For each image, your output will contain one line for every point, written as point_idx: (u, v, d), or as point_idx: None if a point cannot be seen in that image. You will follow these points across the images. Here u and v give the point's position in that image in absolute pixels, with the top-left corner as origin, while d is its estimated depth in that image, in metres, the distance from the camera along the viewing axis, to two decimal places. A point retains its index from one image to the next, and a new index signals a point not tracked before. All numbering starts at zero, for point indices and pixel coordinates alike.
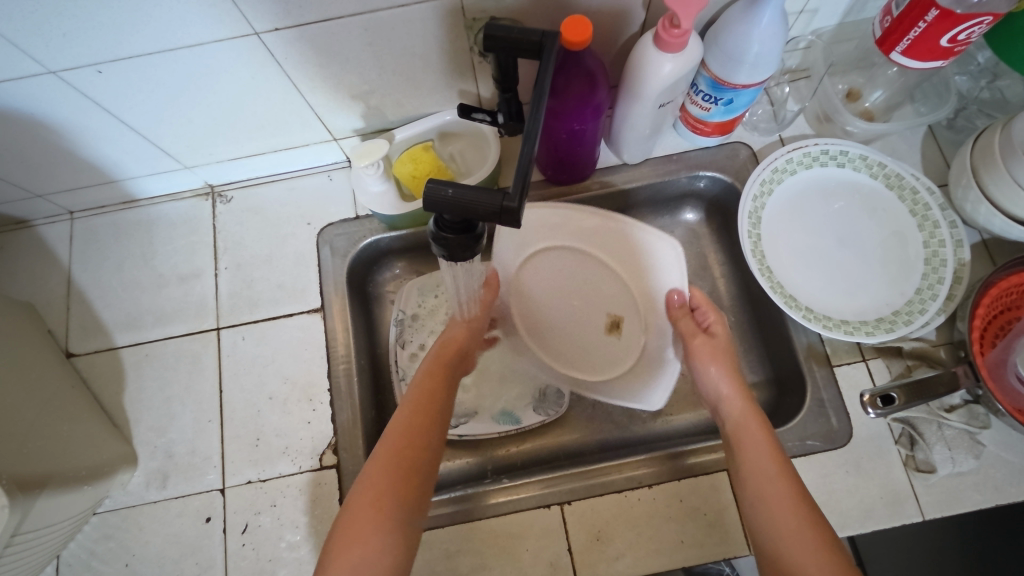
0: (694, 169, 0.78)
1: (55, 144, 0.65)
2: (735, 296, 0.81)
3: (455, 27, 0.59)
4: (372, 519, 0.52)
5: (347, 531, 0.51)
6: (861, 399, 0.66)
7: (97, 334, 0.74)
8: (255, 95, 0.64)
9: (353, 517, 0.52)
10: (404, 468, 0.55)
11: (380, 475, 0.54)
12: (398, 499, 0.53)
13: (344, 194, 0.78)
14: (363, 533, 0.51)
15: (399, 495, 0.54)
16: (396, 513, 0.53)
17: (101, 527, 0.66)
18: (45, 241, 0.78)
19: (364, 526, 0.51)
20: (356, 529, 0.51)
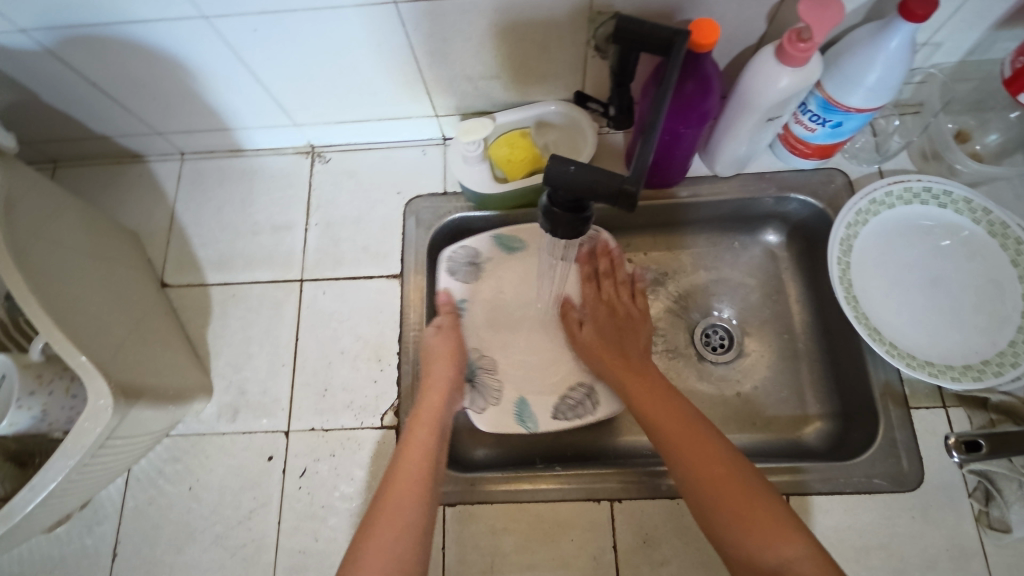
0: (786, 190, 0.77)
1: (186, 86, 0.70)
2: (808, 324, 0.79)
3: (578, 19, 0.61)
4: (390, 532, 0.52)
5: (364, 549, 0.51)
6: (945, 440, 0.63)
7: (192, 269, 0.78)
8: (374, 62, 0.67)
9: (374, 535, 0.52)
10: (415, 482, 0.56)
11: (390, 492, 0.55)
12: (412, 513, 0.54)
13: (436, 168, 0.81)
14: (382, 545, 0.51)
15: (411, 512, 0.54)
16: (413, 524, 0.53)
17: (171, 449, 0.70)
18: (155, 177, 0.83)
19: (385, 538, 0.52)
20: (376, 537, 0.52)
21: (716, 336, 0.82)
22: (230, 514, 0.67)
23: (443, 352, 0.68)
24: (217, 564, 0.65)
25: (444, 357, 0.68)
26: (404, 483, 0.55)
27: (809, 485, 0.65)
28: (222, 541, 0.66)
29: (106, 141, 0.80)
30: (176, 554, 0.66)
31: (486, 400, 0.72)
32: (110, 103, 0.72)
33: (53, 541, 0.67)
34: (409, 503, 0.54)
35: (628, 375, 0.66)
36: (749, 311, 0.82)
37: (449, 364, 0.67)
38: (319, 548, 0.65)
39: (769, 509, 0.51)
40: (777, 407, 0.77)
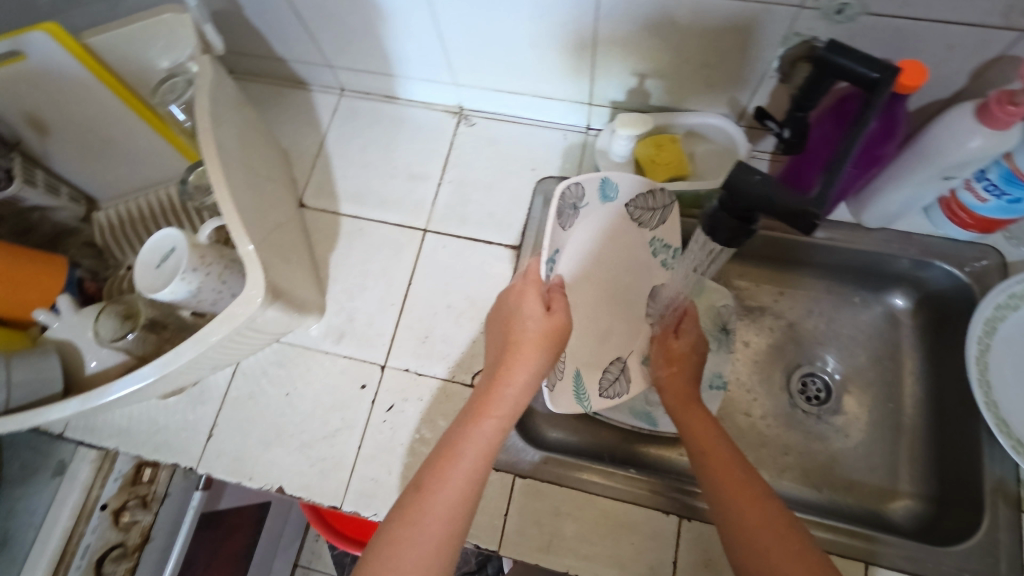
0: (930, 256, 0.73)
1: (372, 28, 0.74)
2: (918, 399, 0.75)
3: (774, 36, 0.60)
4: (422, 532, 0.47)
5: (391, 546, 0.46)
6: None
7: (329, 196, 0.83)
8: (552, 41, 0.69)
9: (401, 530, 0.47)
10: (459, 495, 0.49)
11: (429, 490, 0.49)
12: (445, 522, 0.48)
13: (574, 154, 0.82)
14: (410, 549, 0.46)
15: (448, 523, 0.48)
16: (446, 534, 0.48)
17: (279, 354, 0.75)
18: (314, 106, 0.89)
19: (414, 547, 0.46)
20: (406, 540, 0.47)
21: (814, 386, 0.79)
22: (317, 427, 0.71)
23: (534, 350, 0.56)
24: (297, 470, 0.69)
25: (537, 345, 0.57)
26: (450, 485, 0.49)
27: (888, 559, 0.62)
28: (305, 450, 0.70)
29: (281, 64, 0.86)
30: (263, 450, 0.71)
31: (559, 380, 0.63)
32: (301, 30, 0.77)
33: (162, 409, 0.74)
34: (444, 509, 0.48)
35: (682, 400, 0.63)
36: (855, 370, 0.79)
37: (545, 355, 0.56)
38: (391, 481, 0.68)
39: (774, 516, 0.49)
40: (864, 474, 0.74)
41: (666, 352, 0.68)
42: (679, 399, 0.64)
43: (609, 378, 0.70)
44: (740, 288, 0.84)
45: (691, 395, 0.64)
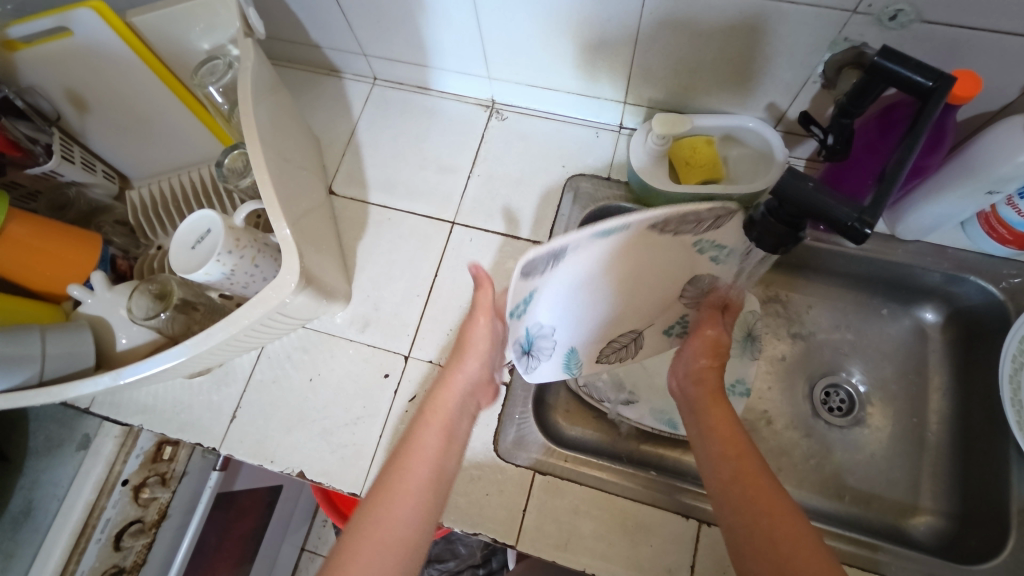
0: (965, 271, 0.72)
1: (409, 17, 0.74)
2: (944, 415, 0.74)
3: (820, 40, 0.59)
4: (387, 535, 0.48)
5: (348, 549, 0.47)
6: None
7: (359, 185, 0.83)
8: (590, 38, 0.68)
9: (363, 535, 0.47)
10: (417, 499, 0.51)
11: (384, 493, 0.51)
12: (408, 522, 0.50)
13: (606, 153, 0.82)
14: (370, 549, 0.47)
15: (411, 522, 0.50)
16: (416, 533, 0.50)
17: (303, 340, 0.75)
18: (346, 94, 0.89)
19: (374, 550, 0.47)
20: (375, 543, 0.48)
21: (837, 397, 0.78)
22: (339, 414, 0.71)
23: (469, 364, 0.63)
24: (317, 455, 0.70)
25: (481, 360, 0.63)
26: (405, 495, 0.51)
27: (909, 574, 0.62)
28: (327, 436, 0.71)
29: (315, 51, 0.86)
30: (285, 434, 0.71)
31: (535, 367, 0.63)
32: (338, 17, 0.77)
33: (186, 388, 0.74)
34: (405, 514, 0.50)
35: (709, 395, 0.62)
36: (881, 383, 0.78)
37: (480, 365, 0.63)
38: None
39: (789, 515, 0.48)
40: (885, 488, 0.73)
41: (704, 344, 0.67)
42: (706, 392, 0.63)
43: (618, 347, 0.70)
44: (765, 295, 0.83)
45: (716, 389, 0.63)
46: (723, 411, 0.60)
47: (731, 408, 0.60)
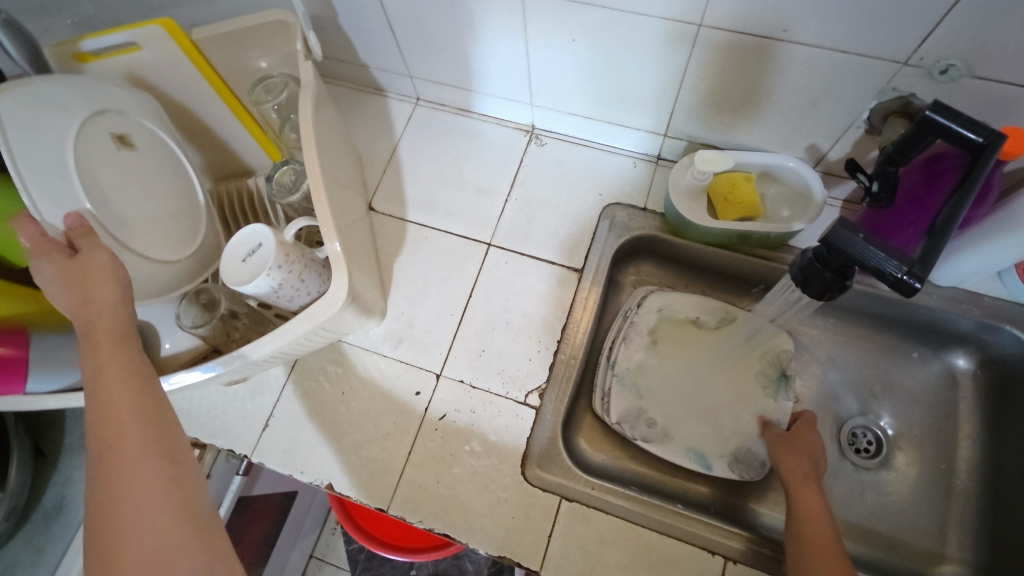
0: (1000, 320, 0.72)
1: (460, 43, 0.76)
2: (973, 465, 0.74)
3: (868, 89, 0.60)
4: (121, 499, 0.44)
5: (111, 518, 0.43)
6: None
7: (398, 203, 0.85)
8: (639, 72, 0.70)
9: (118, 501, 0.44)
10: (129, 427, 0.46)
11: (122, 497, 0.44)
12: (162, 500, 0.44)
13: (643, 183, 0.83)
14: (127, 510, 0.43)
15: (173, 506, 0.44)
16: (183, 508, 0.45)
17: (338, 352, 0.77)
18: (389, 112, 0.91)
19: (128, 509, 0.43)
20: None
21: (864, 439, 0.77)
22: (370, 429, 0.72)
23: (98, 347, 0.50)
24: (347, 469, 0.71)
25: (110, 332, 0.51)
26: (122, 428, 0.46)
27: None
28: (357, 450, 0.71)
29: (363, 70, 0.89)
30: (315, 446, 0.72)
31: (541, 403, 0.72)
32: (389, 39, 0.80)
33: (222, 395, 0.76)
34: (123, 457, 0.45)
35: (799, 484, 0.62)
36: (908, 427, 0.78)
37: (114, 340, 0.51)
38: (439, 489, 0.69)
39: None
40: (912, 535, 0.72)
41: (787, 441, 0.67)
42: (796, 480, 0.62)
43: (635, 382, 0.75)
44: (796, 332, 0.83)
45: (810, 476, 0.63)
46: (817, 502, 0.60)
47: (823, 500, 0.60)
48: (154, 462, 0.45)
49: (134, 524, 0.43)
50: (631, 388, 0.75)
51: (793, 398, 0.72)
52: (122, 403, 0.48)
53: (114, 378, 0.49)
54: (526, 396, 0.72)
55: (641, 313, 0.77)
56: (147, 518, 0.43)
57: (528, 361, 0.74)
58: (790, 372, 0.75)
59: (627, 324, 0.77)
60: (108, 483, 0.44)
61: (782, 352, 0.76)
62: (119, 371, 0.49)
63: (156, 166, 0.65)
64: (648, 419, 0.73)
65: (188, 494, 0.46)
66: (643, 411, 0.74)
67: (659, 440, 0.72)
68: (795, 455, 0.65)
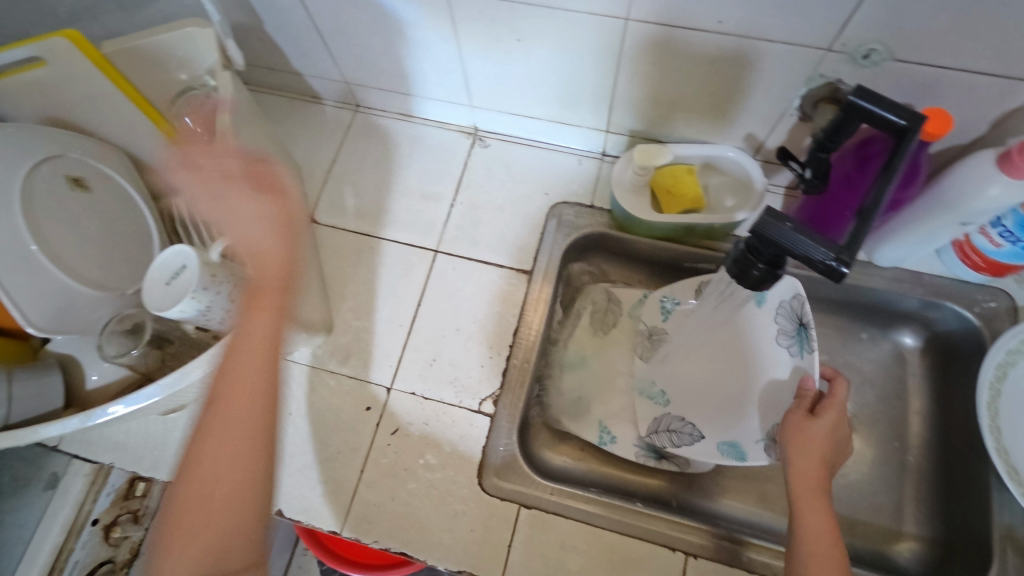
0: (940, 297, 0.73)
1: (391, 46, 0.73)
2: (925, 441, 0.74)
3: (797, 76, 0.60)
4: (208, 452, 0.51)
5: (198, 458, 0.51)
6: None
7: (340, 213, 0.83)
8: (575, 69, 0.69)
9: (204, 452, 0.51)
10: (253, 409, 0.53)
11: (202, 481, 0.50)
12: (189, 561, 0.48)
13: (588, 180, 0.82)
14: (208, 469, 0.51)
15: (243, 506, 0.51)
16: (238, 485, 0.51)
17: (283, 372, 0.74)
18: (328, 120, 0.88)
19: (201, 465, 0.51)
20: (190, 484, 0.51)
21: None
22: (320, 449, 0.70)
23: (264, 260, 0.58)
24: (297, 493, 0.68)
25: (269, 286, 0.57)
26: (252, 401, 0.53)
27: None
28: (306, 472, 0.69)
29: (296, 78, 0.86)
30: None
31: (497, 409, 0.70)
32: (319, 45, 0.77)
33: (161, 424, 0.72)
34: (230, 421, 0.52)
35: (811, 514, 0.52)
36: (863, 408, 0.78)
37: (276, 262, 0.58)
38: (394, 507, 0.67)
39: None
40: (870, 514, 0.72)
41: (803, 432, 0.55)
42: (809, 504, 0.52)
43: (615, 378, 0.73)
44: None
45: (823, 498, 0.52)
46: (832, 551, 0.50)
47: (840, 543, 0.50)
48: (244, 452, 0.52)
49: (210, 473, 0.51)
50: (658, 397, 0.72)
51: (815, 352, 0.58)
52: (227, 397, 0.52)
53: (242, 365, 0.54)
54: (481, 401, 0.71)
55: (656, 322, 0.75)
56: (214, 486, 0.50)
57: (480, 368, 0.73)
58: (810, 319, 0.59)
59: (654, 341, 0.75)
60: (198, 464, 0.51)
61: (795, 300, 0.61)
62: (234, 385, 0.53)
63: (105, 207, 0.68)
64: (676, 419, 0.69)
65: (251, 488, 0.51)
66: (665, 415, 0.70)
67: (689, 440, 0.67)
68: (812, 461, 0.53)
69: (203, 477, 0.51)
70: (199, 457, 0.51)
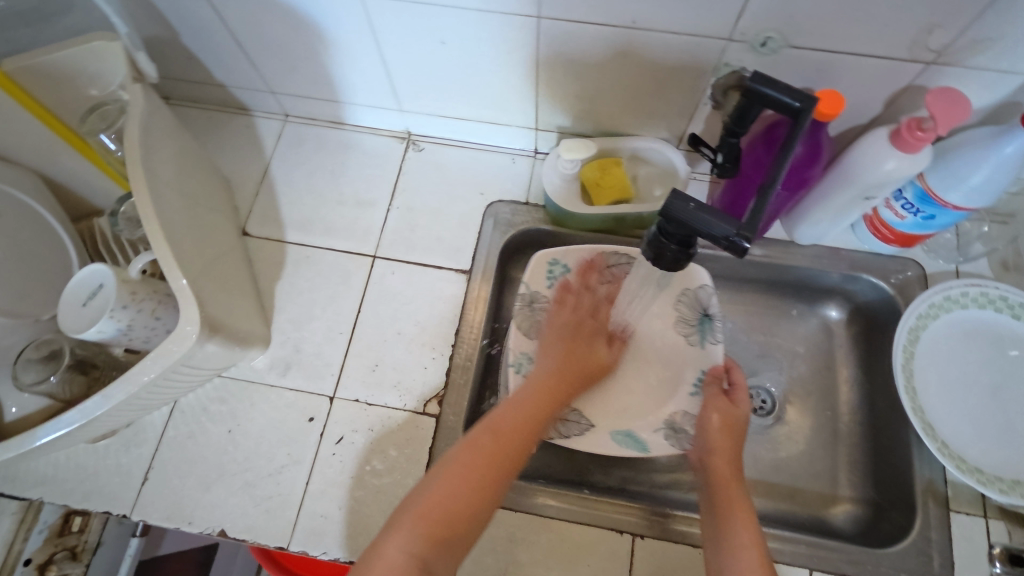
0: (857, 270, 0.77)
1: (314, 53, 0.73)
2: (854, 407, 0.78)
3: (704, 67, 0.63)
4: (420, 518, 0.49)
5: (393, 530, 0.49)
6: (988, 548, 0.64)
7: (273, 224, 0.81)
8: (498, 69, 0.70)
9: (417, 510, 0.50)
10: (481, 481, 0.52)
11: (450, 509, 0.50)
12: (423, 538, 0.48)
13: (522, 178, 0.83)
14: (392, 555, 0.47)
15: (457, 541, 0.50)
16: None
17: (220, 389, 0.72)
18: (257, 132, 0.87)
19: (406, 528, 0.49)
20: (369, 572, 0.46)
21: (759, 397, 0.80)
22: (262, 464, 0.68)
23: (562, 371, 0.62)
24: (240, 511, 0.66)
25: (573, 359, 0.64)
26: (464, 468, 0.53)
27: (834, 564, 0.65)
28: (249, 489, 0.67)
29: (220, 90, 0.84)
30: (203, 492, 0.67)
31: (443, 410, 0.70)
32: (241, 56, 0.76)
33: (92, 453, 0.69)
34: (469, 492, 0.51)
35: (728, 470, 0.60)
36: (797, 380, 0.81)
37: (579, 381, 0.64)
38: (342, 516, 0.66)
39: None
40: (808, 482, 0.75)
41: (717, 404, 0.64)
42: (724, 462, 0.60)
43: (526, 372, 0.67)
44: None
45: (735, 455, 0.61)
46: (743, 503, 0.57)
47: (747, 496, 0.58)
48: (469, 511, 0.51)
49: (382, 545, 0.48)
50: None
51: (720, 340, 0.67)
52: (484, 449, 0.54)
53: (509, 427, 0.56)
54: (426, 402, 0.71)
55: (541, 289, 0.70)
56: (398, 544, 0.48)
57: (423, 369, 0.73)
58: (714, 310, 0.69)
59: (535, 310, 0.70)
60: (448, 479, 0.52)
61: (699, 289, 0.70)
62: (518, 420, 0.57)
63: (11, 232, 0.64)
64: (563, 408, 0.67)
65: (447, 547, 0.49)
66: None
67: (580, 432, 0.66)
68: (724, 430, 0.62)
69: (446, 498, 0.51)
70: (459, 464, 0.53)
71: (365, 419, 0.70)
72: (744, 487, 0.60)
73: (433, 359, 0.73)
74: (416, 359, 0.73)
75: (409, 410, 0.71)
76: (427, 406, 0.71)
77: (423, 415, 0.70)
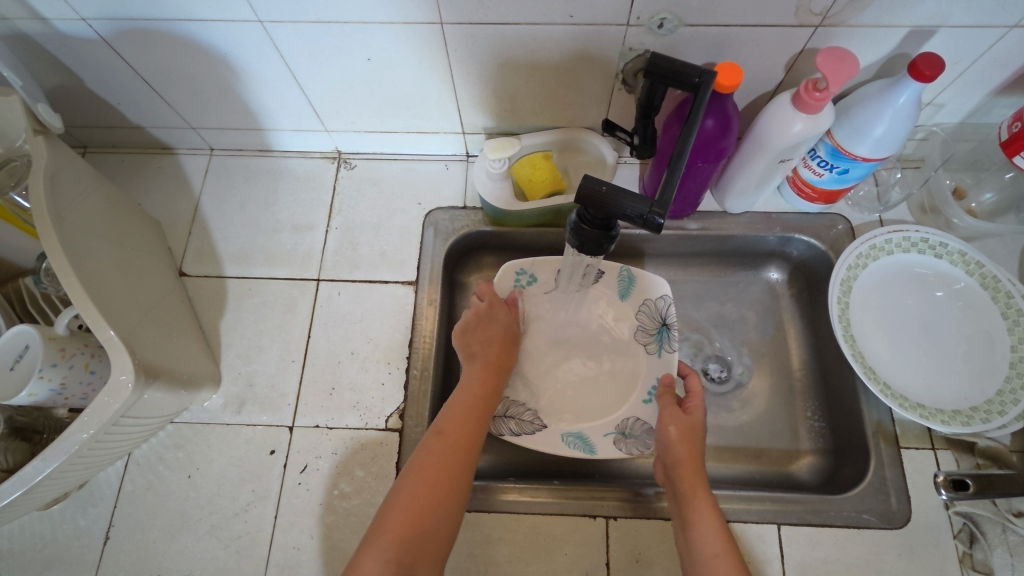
0: (790, 231, 0.80)
1: (226, 85, 0.72)
2: (805, 363, 0.80)
3: (612, 53, 0.64)
4: (397, 510, 0.53)
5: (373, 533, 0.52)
6: (936, 478, 0.67)
7: (211, 261, 0.80)
8: (413, 78, 0.70)
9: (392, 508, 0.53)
10: (445, 462, 0.56)
11: (418, 521, 0.52)
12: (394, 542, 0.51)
13: (457, 183, 0.84)
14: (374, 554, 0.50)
15: (435, 526, 0.52)
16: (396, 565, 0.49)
17: (174, 436, 0.71)
18: (183, 170, 0.86)
19: (390, 527, 0.52)
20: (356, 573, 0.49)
21: (716, 367, 0.81)
22: (227, 504, 0.67)
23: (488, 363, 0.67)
24: (210, 555, 0.65)
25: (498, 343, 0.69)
26: (421, 455, 0.57)
27: (800, 516, 0.67)
28: (215, 532, 0.66)
29: (140, 132, 0.83)
30: (170, 542, 0.66)
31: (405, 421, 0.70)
32: (154, 96, 0.74)
33: (47, 520, 0.67)
34: (434, 475, 0.55)
35: (694, 485, 0.59)
36: (750, 345, 0.82)
37: (508, 365, 0.68)
38: (315, 544, 0.65)
39: None
40: (770, 441, 0.77)
41: (673, 412, 0.65)
42: (686, 474, 0.60)
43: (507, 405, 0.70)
44: None
45: (691, 458, 0.61)
46: (711, 509, 0.57)
47: (715, 502, 0.58)
48: (435, 488, 0.54)
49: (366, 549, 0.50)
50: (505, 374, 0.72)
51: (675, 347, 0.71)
52: (435, 453, 0.57)
53: (453, 426, 0.59)
54: (388, 416, 0.71)
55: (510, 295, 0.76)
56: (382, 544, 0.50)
57: (380, 386, 0.72)
58: (672, 321, 0.73)
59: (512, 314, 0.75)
60: (406, 491, 0.54)
61: (659, 301, 0.73)
62: (461, 412, 0.61)
63: None
64: (519, 406, 0.71)
65: (423, 519, 0.52)
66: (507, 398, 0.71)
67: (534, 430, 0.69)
68: (683, 438, 0.62)
69: (410, 501, 0.53)
70: (417, 462, 0.56)
71: (327, 444, 0.70)
72: (710, 493, 0.59)
73: (388, 374, 0.73)
74: (371, 375, 0.73)
75: (371, 429, 0.70)
76: (388, 420, 0.70)
77: (386, 431, 0.70)
